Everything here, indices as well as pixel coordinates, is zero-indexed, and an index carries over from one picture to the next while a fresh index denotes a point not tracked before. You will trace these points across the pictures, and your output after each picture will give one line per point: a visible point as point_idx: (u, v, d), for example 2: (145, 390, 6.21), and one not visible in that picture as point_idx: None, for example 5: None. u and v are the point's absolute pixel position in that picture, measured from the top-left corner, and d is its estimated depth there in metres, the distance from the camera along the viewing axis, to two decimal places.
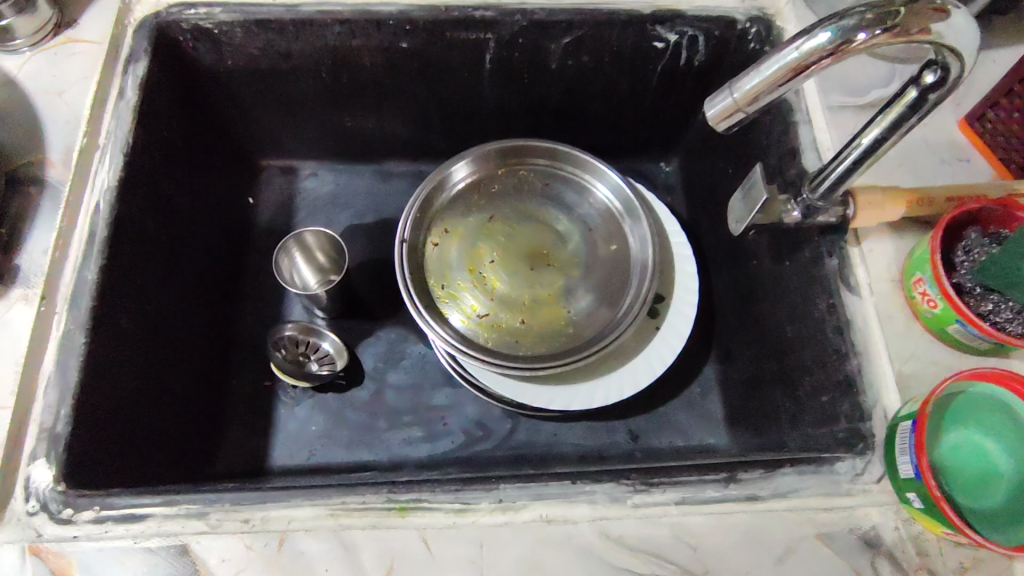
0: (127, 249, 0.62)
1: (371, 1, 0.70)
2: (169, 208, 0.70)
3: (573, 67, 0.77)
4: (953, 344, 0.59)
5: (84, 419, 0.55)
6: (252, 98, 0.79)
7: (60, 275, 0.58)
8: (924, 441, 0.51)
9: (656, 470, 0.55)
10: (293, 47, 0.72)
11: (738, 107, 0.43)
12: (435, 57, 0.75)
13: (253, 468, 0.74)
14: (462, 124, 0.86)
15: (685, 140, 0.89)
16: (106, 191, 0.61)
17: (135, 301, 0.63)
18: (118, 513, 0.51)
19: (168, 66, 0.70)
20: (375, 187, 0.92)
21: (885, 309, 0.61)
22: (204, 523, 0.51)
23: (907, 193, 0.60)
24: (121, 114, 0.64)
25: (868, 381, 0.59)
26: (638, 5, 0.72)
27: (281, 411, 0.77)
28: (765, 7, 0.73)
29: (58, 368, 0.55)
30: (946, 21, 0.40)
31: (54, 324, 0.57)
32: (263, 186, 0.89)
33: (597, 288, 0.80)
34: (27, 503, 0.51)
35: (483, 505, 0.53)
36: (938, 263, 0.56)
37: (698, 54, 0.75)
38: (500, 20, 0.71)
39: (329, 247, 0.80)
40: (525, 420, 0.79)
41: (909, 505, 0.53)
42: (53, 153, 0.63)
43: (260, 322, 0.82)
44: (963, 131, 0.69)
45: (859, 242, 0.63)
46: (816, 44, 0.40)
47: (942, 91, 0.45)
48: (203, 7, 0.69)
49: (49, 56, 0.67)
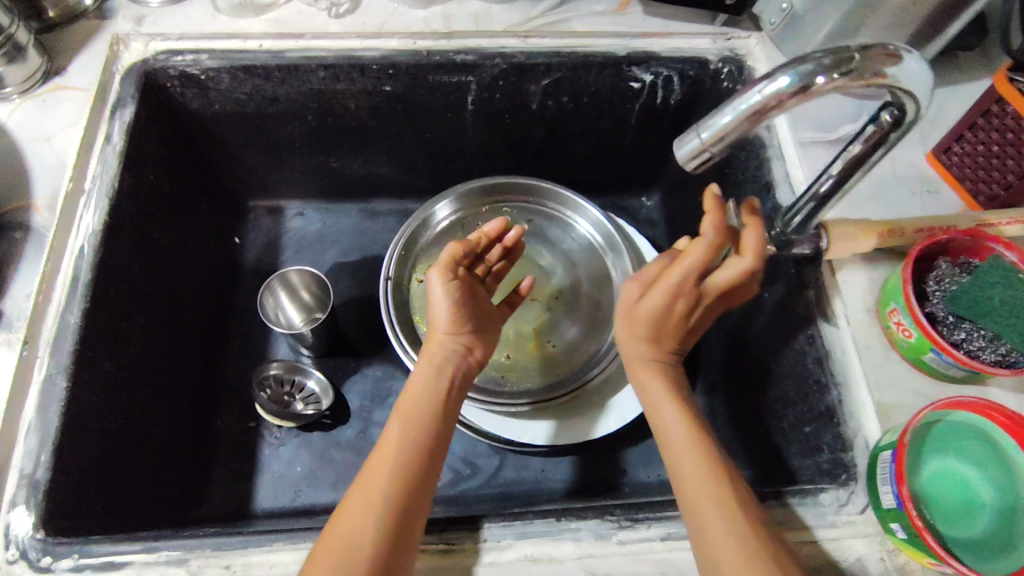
0: (112, 292, 0.63)
1: (355, 47, 0.72)
2: (154, 250, 0.70)
3: (553, 107, 0.79)
4: (927, 372, 0.59)
5: (64, 464, 0.55)
6: (237, 140, 0.80)
7: (43, 319, 0.58)
8: (904, 470, 0.52)
9: (641, 504, 0.55)
10: (279, 91, 0.74)
11: (706, 148, 0.45)
12: (418, 99, 0.76)
13: (238, 510, 0.73)
14: (446, 163, 0.87)
15: (665, 175, 0.91)
16: (91, 235, 0.62)
17: (118, 344, 0.63)
18: (98, 561, 0.50)
19: (154, 111, 0.71)
20: (361, 225, 0.93)
21: (862, 339, 0.62)
22: (184, 569, 0.50)
23: (878, 224, 0.62)
24: (107, 159, 0.65)
25: (849, 411, 0.59)
26: (614, 47, 0.74)
27: (266, 452, 0.77)
28: (736, 48, 0.75)
29: (39, 414, 0.55)
30: (899, 65, 0.41)
31: (35, 369, 0.56)
32: (250, 227, 0.90)
33: (582, 323, 0.81)
34: (6, 551, 0.50)
35: (468, 545, 0.52)
36: (910, 293, 0.57)
37: (674, 93, 0.78)
38: (480, 64, 0.73)
39: (312, 284, 0.81)
40: (512, 456, 0.79)
41: (894, 535, 0.53)
42: (39, 199, 0.63)
43: (247, 362, 0.82)
44: (931, 163, 0.70)
45: (834, 272, 0.64)
46: (777, 88, 0.41)
47: (901, 129, 0.47)
48: (190, 54, 0.70)
49: (38, 103, 0.68)
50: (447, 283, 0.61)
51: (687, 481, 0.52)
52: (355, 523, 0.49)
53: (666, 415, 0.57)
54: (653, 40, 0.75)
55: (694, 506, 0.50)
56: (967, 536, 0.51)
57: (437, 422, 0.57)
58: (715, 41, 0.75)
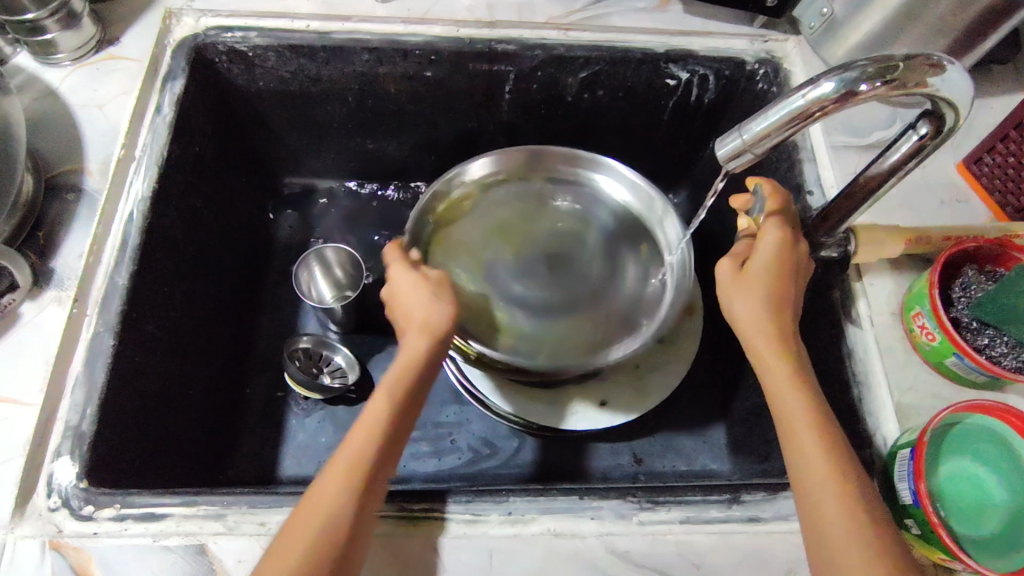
0: (157, 256, 0.65)
1: (399, 32, 0.74)
2: (196, 220, 0.72)
3: (588, 100, 0.81)
4: (951, 377, 0.60)
5: (107, 420, 0.57)
6: (279, 118, 0.82)
7: (93, 281, 0.60)
8: (923, 468, 0.53)
9: (663, 488, 0.56)
10: (323, 71, 0.75)
11: (747, 147, 0.47)
12: (457, 85, 0.78)
13: (262, 477, 0.75)
14: (479, 150, 0.89)
15: (692, 173, 0.92)
16: (140, 202, 0.64)
17: (161, 309, 0.65)
18: (139, 511, 0.52)
19: (202, 84, 0.73)
20: (392, 207, 0.94)
21: (885, 341, 0.63)
22: (221, 524, 0.52)
23: (905, 231, 0.63)
24: (157, 129, 0.67)
25: (869, 409, 0.61)
26: (653, 45, 0.75)
27: (292, 422, 0.79)
28: (773, 50, 0.76)
29: (86, 369, 0.57)
30: (941, 75, 0.43)
31: (85, 326, 0.59)
32: (284, 204, 0.92)
33: (618, 318, 0.75)
34: (49, 499, 0.52)
35: (493, 516, 0.54)
36: (936, 298, 0.58)
37: (708, 91, 0.79)
38: (521, 54, 0.74)
39: (347, 263, 0.84)
40: (531, 440, 0.81)
41: (908, 532, 0.54)
42: (91, 163, 0.66)
43: (277, 335, 0.84)
44: (961, 173, 0.71)
45: (860, 277, 0.66)
46: (821, 93, 0.43)
47: (937, 139, 0.49)
48: (239, 31, 0.72)
49: (91, 70, 0.70)
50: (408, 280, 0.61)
51: (804, 476, 0.50)
52: (316, 523, 0.47)
53: (789, 396, 0.53)
54: (692, 39, 0.76)
55: (810, 486, 0.49)
56: (981, 532, 0.52)
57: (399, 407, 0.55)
58: (752, 43, 0.76)
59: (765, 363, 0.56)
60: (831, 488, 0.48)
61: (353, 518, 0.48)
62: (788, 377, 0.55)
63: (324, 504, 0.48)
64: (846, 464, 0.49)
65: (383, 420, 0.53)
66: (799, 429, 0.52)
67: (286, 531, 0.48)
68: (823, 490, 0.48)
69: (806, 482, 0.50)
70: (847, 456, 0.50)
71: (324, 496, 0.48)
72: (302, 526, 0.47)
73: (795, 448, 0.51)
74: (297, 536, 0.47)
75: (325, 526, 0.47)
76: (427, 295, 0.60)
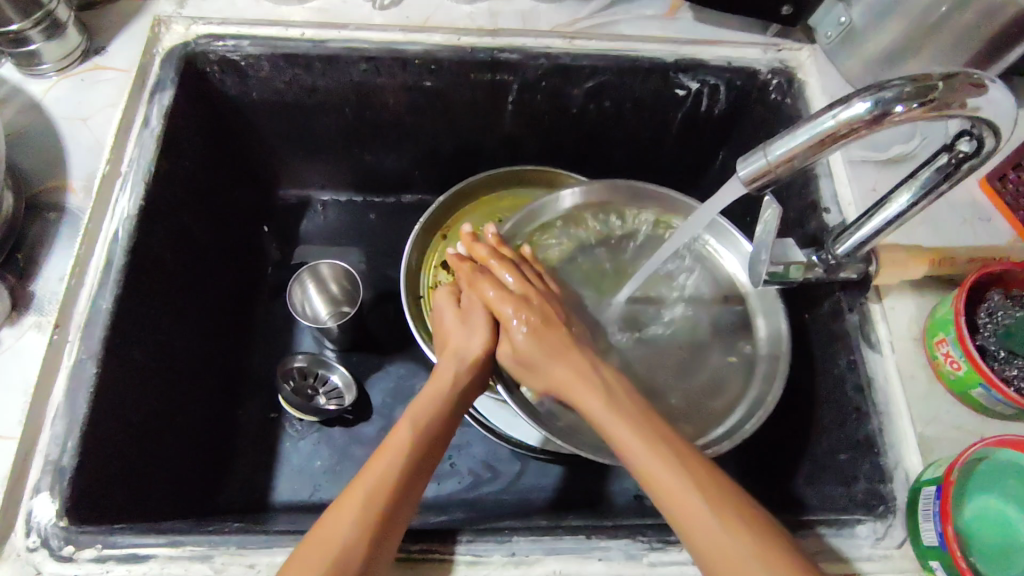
0: (143, 277, 0.62)
1: (398, 41, 0.70)
2: (185, 236, 0.70)
3: (594, 111, 0.78)
4: (976, 409, 0.57)
5: (89, 453, 0.54)
6: (273, 128, 0.79)
7: (76, 304, 0.57)
8: (950, 509, 0.50)
9: (674, 526, 0.53)
10: (319, 81, 0.72)
11: (772, 168, 0.44)
12: (458, 96, 0.75)
13: (255, 503, 0.73)
14: (481, 161, 0.86)
15: (700, 185, 0.89)
16: (126, 220, 0.61)
17: (149, 331, 0.63)
18: (121, 552, 0.50)
19: (193, 95, 0.70)
20: (391, 219, 0.92)
21: (907, 368, 0.60)
22: (208, 566, 0.50)
23: (928, 252, 0.60)
24: (145, 143, 0.64)
25: (890, 441, 0.58)
26: (661, 54, 0.72)
27: (286, 445, 0.76)
28: (787, 60, 0.72)
29: (68, 398, 0.54)
30: (983, 96, 0.40)
31: (66, 352, 0.56)
32: (280, 217, 0.90)
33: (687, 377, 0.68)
34: (27, 538, 0.50)
35: (495, 558, 0.51)
36: (961, 325, 0.55)
37: (718, 102, 0.76)
38: (524, 64, 0.71)
39: (343, 278, 0.81)
40: (534, 463, 0.78)
41: (933, 573, 0.52)
42: (74, 179, 0.63)
43: (272, 354, 0.82)
44: (983, 189, 0.68)
45: (881, 298, 0.63)
46: (853, 114, 0.40)
47: (973, 160, 0.46)
48: (231, 40, 0.69)
49: (76, 81, 0.67)
50: (443, 298, 0.67)
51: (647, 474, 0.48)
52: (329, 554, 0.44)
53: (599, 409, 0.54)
54: (702, 48, 0.73)
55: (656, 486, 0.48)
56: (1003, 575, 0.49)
57: (419, 436, 0.53)
58: (765, 52, 0.73)
59: (574, 392, 0.56)
60: (712, 521, 0.45)
61: (369, 546, 0.45)
62: (599, 402, 0.54)
63: (339, 527, 0.46)
64: (713, 480, 0.47)
65: (406, 448, 0.52)
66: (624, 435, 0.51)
67: (296, 554, 0.45)
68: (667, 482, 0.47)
69: (687, 520, 0.46)
70: (683, 451, 0.49)
71: (341, 527, 0.46)
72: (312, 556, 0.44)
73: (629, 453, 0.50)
74: (309, 560, 0.44)
75: (338, 559, 0.44)
76: (458, 319, 0.65)
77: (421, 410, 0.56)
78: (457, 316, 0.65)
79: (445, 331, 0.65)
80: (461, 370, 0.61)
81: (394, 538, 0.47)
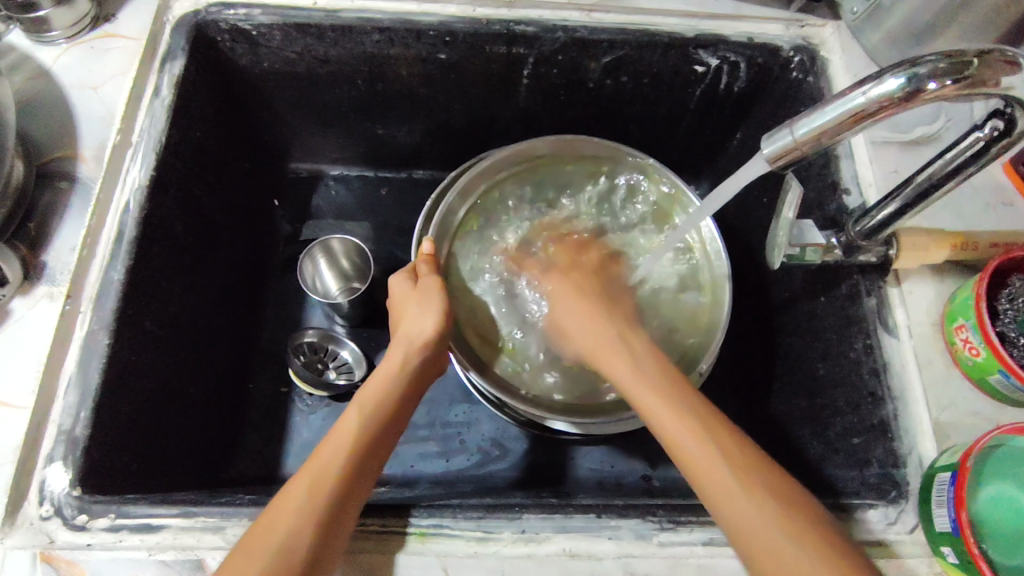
0: (156, 248, 0.62)
1: (412, 11, 0.69)
2: (198, 209, 0.69)
3: (610, 86, 0.76)
4: (994, 396, 0.56)
5: (103, 422, 0.54)
6: (284, 100, 0.78)
7: (86, 275, 0.57)
8: (965, 495, 0.50)
9: (684, 507, 0.53)
10: (331, 52, 0.71)
11: (798, 146, 0.43)
12: (472, 69, 0.73)
13: (265, 476, 0.73)
14: (494, 137, 0.85)
15: (717, 165, 0.88)
16: (137, 190, 0.60)
17: (159, 303, 0.62)
18: (134, 522, 0.50)
19: (204, 65, 0.69)
20: (402, 195, 0.91)
21: (923, 353, 0.59)
22: (220, 537, 0.50)
23: (952, 236, 0.58)
24: (155, 112, 0.63)
25: (904, 427, 0.58)
26: (681, 29, 0.71)
27: (297, 418, 0.76)
28: (810, 37, 0.71)
29: (80, 368, 0.54)
30: (1019, 74, 0.39)
31: (77, 323, 0.56)
32: (291, 190, 0.89)
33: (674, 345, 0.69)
34: (40, 507, 0.50)
35: (506, 534, 0.51)
36: (983, 311, 0.54)
37: (738, 79, 0.74)
38: (541, 37, 0.69)
39: (353, 254, 0.81)
40: (543, 442, 0.78)
41: (943, 558, 0.52)
42: (85, 148, 0.62)
43: (282, 327, 0.81)
44: (1008, 174, 0.66)
45: (898, 282, 0.62)
46: (884, 91, 0.39)
47: (1005, 142, 0.45)
48: (242, 8, 0.67)
49: (85, 49, 0.66)
50: (403, 282, 0.65)
51: (727, 500, 0.45)
52: (278, 545, 0.44)
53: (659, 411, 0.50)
54: (723, 23, 0.71)
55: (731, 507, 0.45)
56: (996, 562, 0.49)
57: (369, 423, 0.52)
58: (788, 28, 0.71)
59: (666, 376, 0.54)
60: (791, 544, 0.42)
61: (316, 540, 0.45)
62: (682, 405, 0.50)
63: (284, 518, 0.45)
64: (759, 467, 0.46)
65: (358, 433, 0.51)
66: (685, 447, 0.48)
67: (244, 543, 0.45)
68: (742, 513, 0.44)
69: (699, 471, 0.47)
70: (746, 465, 0.46)
71: (286, 517, 0.45)
72: (259, 544, 0.44)
73: (707, 478, 0.46)
74: (254, 549, 0.44)
75: (283, 550, 0.44)
76: (413, 301, 0.62)
77: (371, 395, 0.55)
78: (412, 296, 0.62)
79: (402, 314, 0.62)
80: (409, 351, 0.59)
81: (340, 533, 0.47)
